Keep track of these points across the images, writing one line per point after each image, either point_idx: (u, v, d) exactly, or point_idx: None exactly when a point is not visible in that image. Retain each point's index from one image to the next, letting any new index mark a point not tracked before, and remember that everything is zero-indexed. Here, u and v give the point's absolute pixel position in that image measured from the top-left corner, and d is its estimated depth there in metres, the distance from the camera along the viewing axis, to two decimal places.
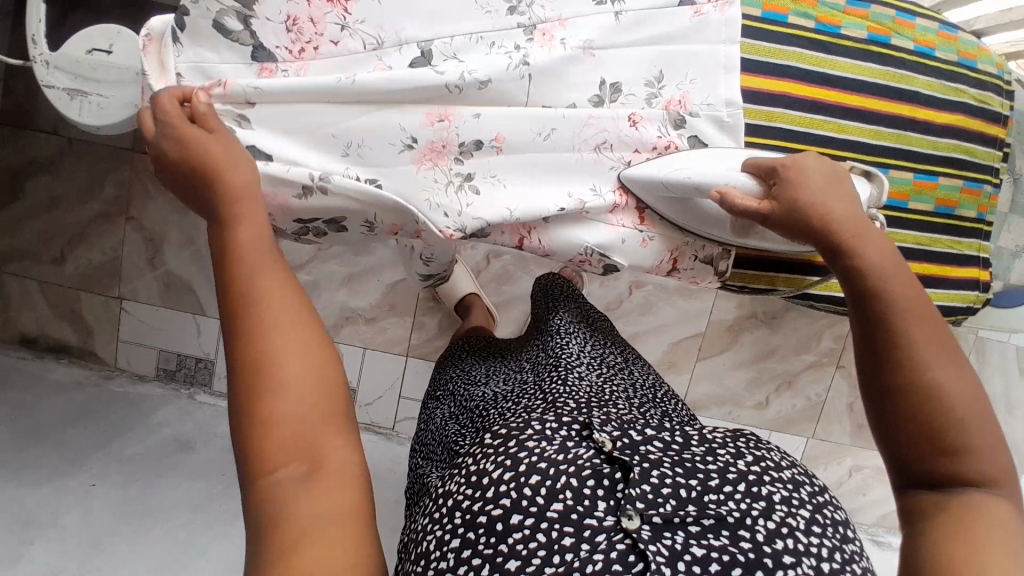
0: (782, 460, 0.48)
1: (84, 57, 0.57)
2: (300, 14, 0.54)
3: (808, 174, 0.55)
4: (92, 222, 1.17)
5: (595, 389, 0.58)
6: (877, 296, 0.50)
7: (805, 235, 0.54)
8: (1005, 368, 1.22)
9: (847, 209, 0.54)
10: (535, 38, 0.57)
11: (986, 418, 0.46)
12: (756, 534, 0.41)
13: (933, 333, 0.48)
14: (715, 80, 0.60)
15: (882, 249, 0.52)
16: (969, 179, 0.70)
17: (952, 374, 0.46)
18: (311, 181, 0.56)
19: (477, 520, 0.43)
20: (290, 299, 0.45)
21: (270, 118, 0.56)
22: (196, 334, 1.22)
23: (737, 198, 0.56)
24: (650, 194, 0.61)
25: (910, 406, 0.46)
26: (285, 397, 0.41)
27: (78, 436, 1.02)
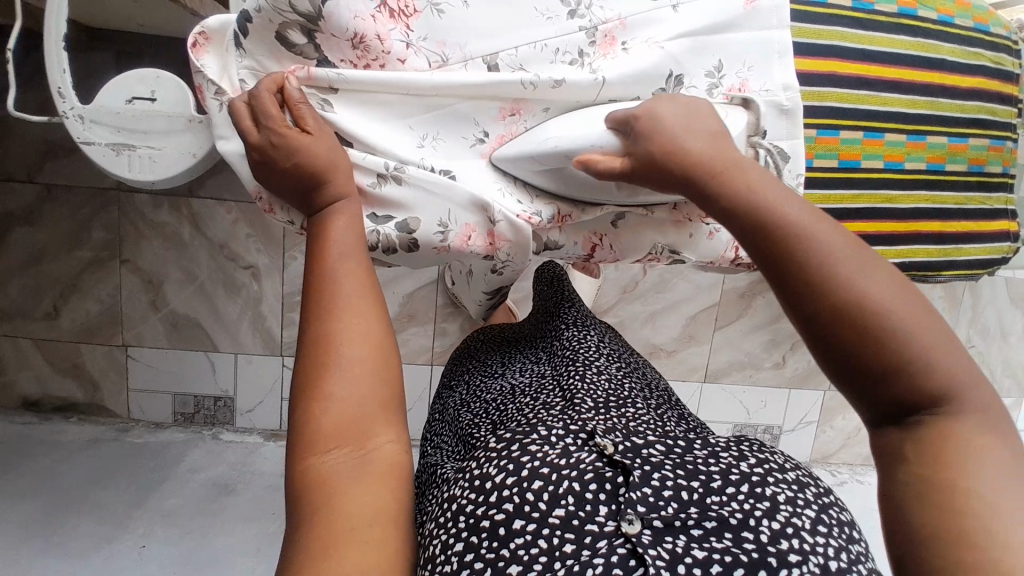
0: (785, 463, 0.45)
1: (124, 107, 0.54)
2: (367, 31, 0.50)
3: (662, 117, 0.50)
4: (82, 271, 1.11)
5: (611, 388, 0.58)
6: (769, 229, 0.42)
7: (675, 178, 0.48)
8: (997, 300, 1.32)
9: (705, 146, 0.48)
10: (597, 42, 0.57)
11: (937, 330, 0.38)
12: (760, 535, 0.39)
13: (848, 244, 0.41)
14: (771, 64, 0.60)
15: (756, 176, 0.45)
16: (993, 137, 0.73)
17: (883, 281, 0.39)
18: (386, 171, 0.52)
19: (481, 524, 0.41)
20: (375, 312, 0.47)
21: (358, 104, 0.53)
22: (211, 371, 1.16)
23: (597, 163, 0.51)
24: (524, 172, 0.56)
25: (845, 327, 0.38)
26: (340, 383, 0.44)
27: (113, 498, 0.99)
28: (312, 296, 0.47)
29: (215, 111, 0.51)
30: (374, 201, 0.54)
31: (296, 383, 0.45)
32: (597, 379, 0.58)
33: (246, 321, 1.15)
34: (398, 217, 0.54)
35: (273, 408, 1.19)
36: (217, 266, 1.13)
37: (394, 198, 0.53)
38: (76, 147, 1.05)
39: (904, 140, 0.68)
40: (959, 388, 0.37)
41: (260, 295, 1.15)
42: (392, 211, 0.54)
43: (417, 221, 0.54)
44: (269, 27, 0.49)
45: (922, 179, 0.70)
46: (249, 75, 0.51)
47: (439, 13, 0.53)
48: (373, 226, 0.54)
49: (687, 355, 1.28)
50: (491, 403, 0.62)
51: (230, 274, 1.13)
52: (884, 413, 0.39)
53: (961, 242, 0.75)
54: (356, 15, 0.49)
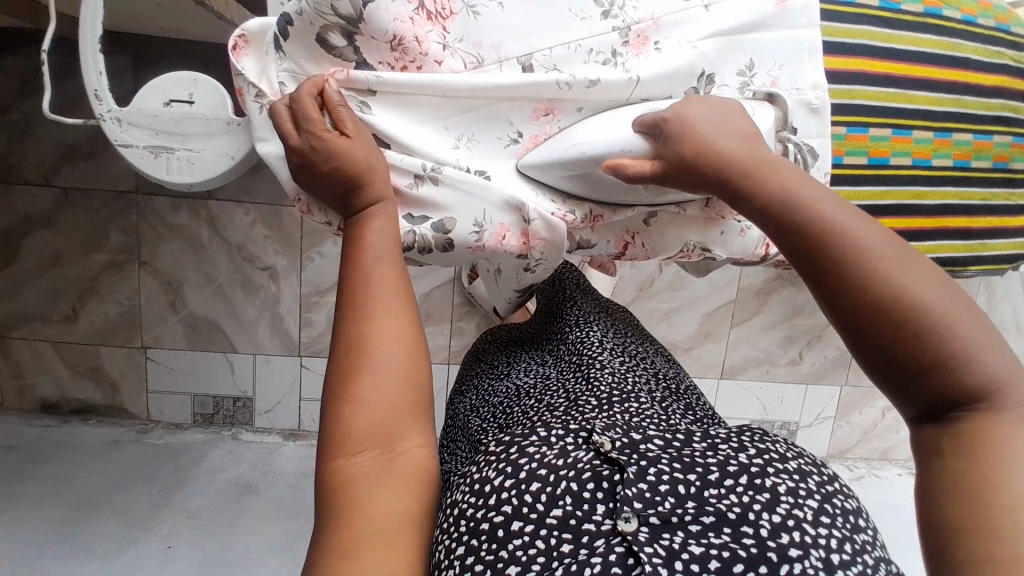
0: (787, 452, 0.45)
1: (163, 110, 0.54)
2: (405, 34, 0.50)
3: (692, 119, 0.50)
4: (101, 273, 1.11)
5: (615, 382, 0.58)
6: (803, 226, 0.42)
7: (708, 179, 0.48)
8: (1012, 294, 1.32)
9: (738, 146, 0.48)
10: (629, 42, 0.57)
11: (977, 325, 0.38)
12: (760, 529, 0.39)
13: (886, 240, 0.40)
14: (801, 62, 0.61)
15: (790, 173, 0.45)
16: (1018, 133, 0.73)
17: (921, 277, 0.39)
18: (424, 171, 0.53)
19: (481, 526, 0.41)
20: (399, 311, 0.47)
21: (394, 106, 0.53)
22: (230, 372, 1.16)
23: (627, 166, 0.51)
24: (553, 178, 0.56)
25: (881, 321, 0.38)
26: (376, 382, 0.45)
27: (136, 500, 1.00)
28: (352, 296, 0.47)
29: (255, 113, 0.52)
30: (411, 201, 0.54)
31: (328, 385, 0.46)
32: (600, 376, 0.59)
33: (264, 321, 1.15)
34: (435, 218, 0.54)
35: (291, 408, 1.19)
36: (234, 267, 1.13)
37: (432, 199, 0.54)
38: (94, 150, 1.05)
39: (931, 138, 0.68)
40: (1001, 382, 0.37)
41: (278, 295, 1.15)
42: (428, 211, 0.54)
43: (452, 220, 0.54)
44: (309, 28, 0.49)
45: (947, 175, 0.70)
46: (288, 78, 0.51)
47: (475, 15, 0.53)
48: (409, 226, 0.54)
49: (703, 352, 1.28)
50: (498, 407, 0.63)
51: (248, 275, 1.13)
52: (922, 409, 0.38)
53: (988, 237, 0.75)
54: (395, 17, 0.49)
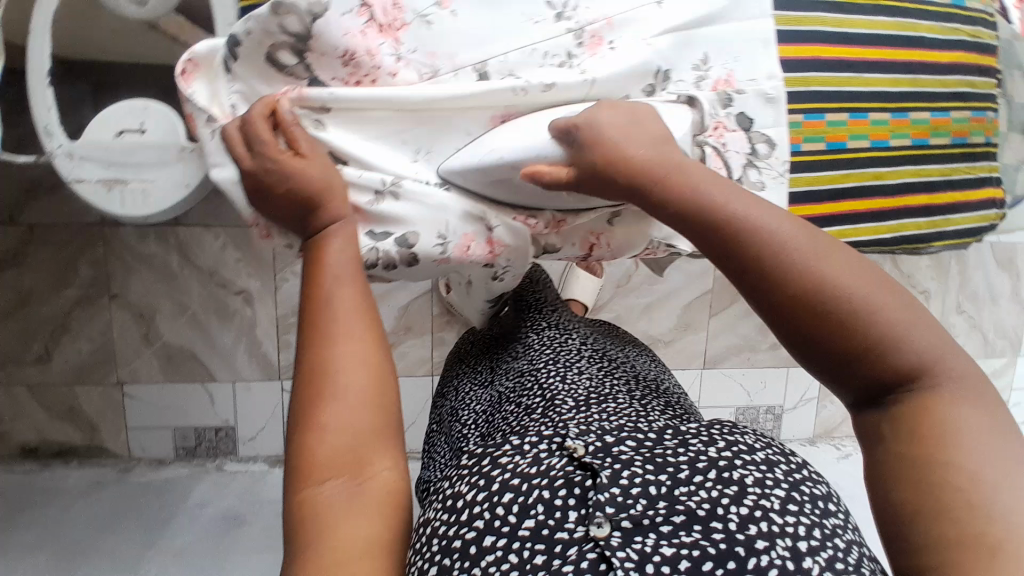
0: (756, 443, 0.46)
1: (114, 141, 0.53)
2: (357, 48, 0.50)
3: (604, 125, 0.49)
4: (72, 311, 1.08)
5: (592, 387, 0.58)
6: (722, 226, 0.42)
7: (623, 187, 0.48)
8: (982, 264, 1.35)
9: (651, 149, 0.48)
10: (584, 43, 0.57)
11: (900, 305, 0.39)
12: (729, 524, 0.38)
13: (803, 230, 0.41)
14: (756, 54, 0.61)
15: (705, 175, 0.45)
16: (975, 108, 0.74)
17: (840, 264, 0.40)
18: (384, 186, 0.52)
19: (453, 545, 0.41)
20: (359, 329, 0.47)
21: (349, 122, 0.52)
22: (210, 402, 1.14)
23: (544, 173, 0.50)
24: (473, 186, 0.55)
25: (811, 315, 0.39)
26: (337, 405, 0.44)
27: (124, 542, 0.97)
28: (309, 320, 0.47)
29: (208, 138, 0.51)
30: (371, 217, 0.53)
31: (291, 415, 0.45)
32: (576, 381, 0.59)
33: (242, 347, 1.13)
34: (397, 232, 0.53)
35: (277, 433, 1.17)
36: (208, 295, 1.11)
37: (394, 213, 0.53)
38: (57, 184, 1.03)
39: (888, 118, 0.69)
40: (932, 361, 0.38)
41: (254, 319, 1.13)
42: (389, 226, 0.53)
43: (416, 234, 0.54)
44: (259, 49, 0.48)
45: (906, 153, 0.71)
46: (240, 100, 0.50)
47: (428, 24, 0.53)
48: (371, 243, 0.53)
49: (685, 344, 1.29)
50: (481, 417, 0.63)
51: (223, 300, 1.12)
52: (861, 395, 0.40)
53: (949, 211, 0.75)
54: (346, 31, 0.49)
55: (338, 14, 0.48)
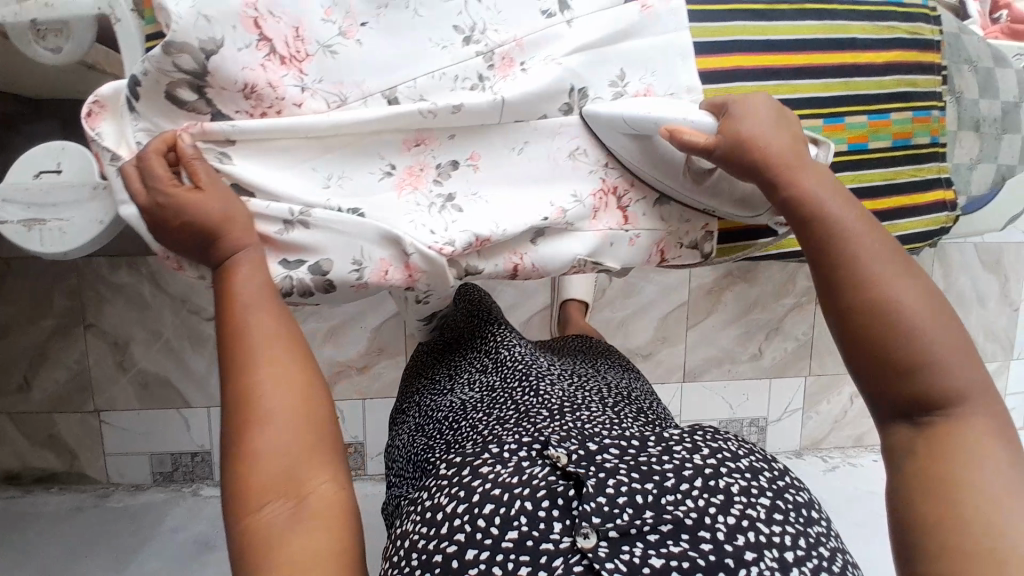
0: (739, 451, 0.48)
1: (33, 181, 0.55)
2: (257, 81, 0.51)
3: (756, 112, 0.56)
4: (49, 340, 1.10)
5: (566, 394, 0.58)
6: (824, 225, 0.51)
7: (749, 165, 0.54)
8: (967, 266, 1.33)
9: (783, 144, 0.54)
10: (495, 65, 0.57)
11: (951, 334, 0.46)
12: (716, 533, 0.40)
13: (889, 253, 0.49)
14: (674, 66, 0.61)
15: (824, 180, 0.53)
16: (917, 108, 0.71)
17: (911, 294, 0.47)
18: (292, 215, 0.53)
19: (433, 560, 0.41)
20: (277, 347, 0.47)
21: (254, 154, 0.53)
22: (185, 428, 1.15)
23: (686, 135, 0.55)
24: (611, 134, 0.59)
25: (866, 316, 0.47)
26: (264, 434, 0.44)
27: (98, 566, 0.99)
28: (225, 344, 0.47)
29: (113, 176, 0.52)
30: (283, 247, 0.54)
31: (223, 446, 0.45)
32: (552, 388, 0.59)
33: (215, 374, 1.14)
34: (310, 260, 0.54)
35: None
36: (180, 322, 1.13)
37: (303, 241, 0.54)
38: None
39: (820, 125, 0.67)
40: (967, 391, 0.45)
41: None
42: (302, 254, 0.54)
43: (329, 261, 0.54)
44: (157, 87, 0.49)
45: (843, 159, 0.69)
46: (144, 136, 0.51)
47: (332, 54, 0.53)
48: (285, 271, 0.55)
49: (664, 356, 1.28)
50: (444, 422, 0.62)
51: (196, 327, 1.13)
52: (903, 407, 0.46)
53: (895, 217, 0.71)
54: (244, 66, 0.50)
55: (235, 49, 0.49)
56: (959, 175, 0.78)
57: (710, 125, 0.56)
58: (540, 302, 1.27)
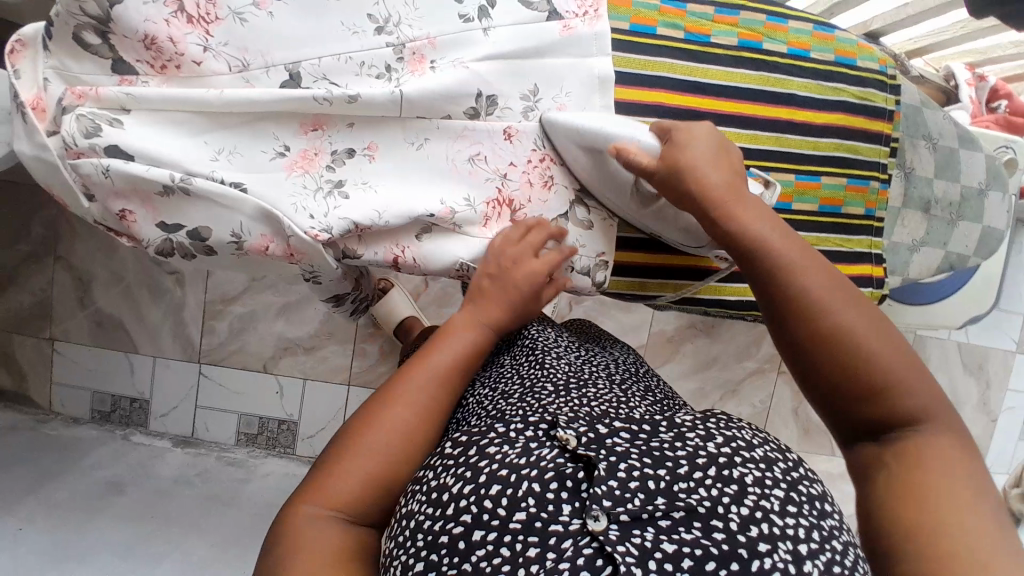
0: (753, 439, 0.45)
1: None
2: (158, 34, 0.53)
3: (694, 140, 0.55)
4: (20, 265, 1.16)
5: (572, 369, 0.56)
6: (766, 250, 0.49)
7: (683, 192, 0.54)
8: (948, 364, 1.30)
9: (721, 176, 0.54)
10: (405, 59, 0.58)
11: (906, 361, 0.46)
12: (730, 523, 0.38)
13: (829, 279, 0.48)
14: (589, 91, 0.61)
15: (759, 211, 0.52)
16: (854, 176, 0.69)
17: (857, 315, 0.46)
18: (172, 181, 0.52)
19: (439, 541, 0.39)
20: (428, 395, 0.50)
21: (149, 124, 0.54)
22: (129, 372, 1.21)
23: (632, 154, 0.55)
24: (568, 144, 0.59)
25: (819, 341, 0.46)
26: (368, 457, 0.46)
27: (6, 484, 0.94)
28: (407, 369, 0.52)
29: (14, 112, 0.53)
30: (162, 209, 0.55)
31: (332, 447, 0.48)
32: (559, 362, 0.57)
33: (167, 326, 1.20)
34: (189, 226, 0.55)
35: (187, 414, 1.22)
36: (144, 271, 1.18)
37: (183, 205, 0.54)
38: None
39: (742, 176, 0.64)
40: (931, 410, 0.45)
41: (182, 301, 1.20)
42: (181, 219, 0.55)
43: (208, 229, 0.55)
44: (65, 29, 0.52)
45: None
46: (53, 75, 0.53)
47: (242, 22, 0.54)
48: (163, 233, 0.56)
49: None
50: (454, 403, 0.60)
51: (157, 279, 1.19)
52: (863, 428, 0.46)
53: None
54: (147, 18, 0.52)
55: (140, 3, 0.51)
56: (897, 255, 0.75)
57: (654, 150, 0.57)
58: None
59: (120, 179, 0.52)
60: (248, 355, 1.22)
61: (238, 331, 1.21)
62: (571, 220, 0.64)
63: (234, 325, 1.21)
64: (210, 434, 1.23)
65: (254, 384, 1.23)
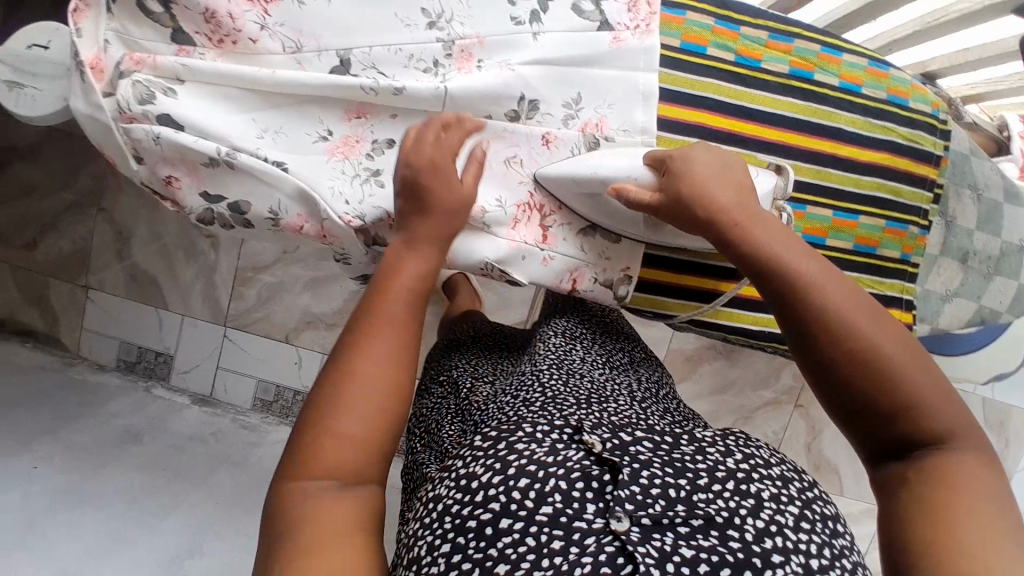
0: (772, 458, 0.48)
1: (23, 52, 0.59)
2: (219, 9, 0.54)
3: (694, 162, 0.54)
4: (64, 212, 1.20)
5: (595, 387, 0.58)
6: (781, 271, 0.48)
7: (699, 220, 0.53)
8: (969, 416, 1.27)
9: (733, 195, 0.53)
10: (453, 56, 0.59)
11: (938, 386, 0.45)
12: (745, 534, 0.40)
13: (852, 294, 0.47)
14: (633, 106, 0.61)
15: (775, 230, 0.51)
16: (893, 219, 0.68)
17: (883, 333, 0.45)
18: (217, 155, 0.54)
19: (466, 524, 0.40)
20: (402, 344, 0.44)
21: (203, 97, 0.55)
22: (157, 327, 1.24)
23: (632, 193, 0.56)
24: (564, 193, 0.61)
25: (846, 362, 0.45)
26: (347, 415, 0.41)
27: (28, 421, 0.98)
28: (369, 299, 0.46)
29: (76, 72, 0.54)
30: (207, 180, 0.56)
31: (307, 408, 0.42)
32: (583, 381, 0.59)
33: (198, 287, 1.24)
34: (230, 198, 0.57)
35: (208, 373, 1.26)
36: (182, 232, 1.22)
37: (227, 178, 0.56)
38: None
39: None
40: (959, 429, 0.44)
41: (215, 265, 1.23)
42: (223, 191, 0.57)
43: (248, 203, 0.57)
44: None
45: None
46: (114, 37, 0.55)
47: (300, 4, 0.55)
48: (204, 203, 0.57)
49: None
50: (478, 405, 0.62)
51: (193, 240, 1.22)
52: (886, 449, 0.45)
53: None
54: None
55: None
56: (928, 303, 0.74)
57: (651, 183, 0.57)
58: (516, 316, 1.27)
59: (169, 146, 0.54)
60: (271, 325, 1.25)
61: (265, 300, 1.24)
62: (599, 234, 0.64)
63: (261, 294, 1.24)
64: (228, 397, 1.27)
65: (275, 353, 1.26)
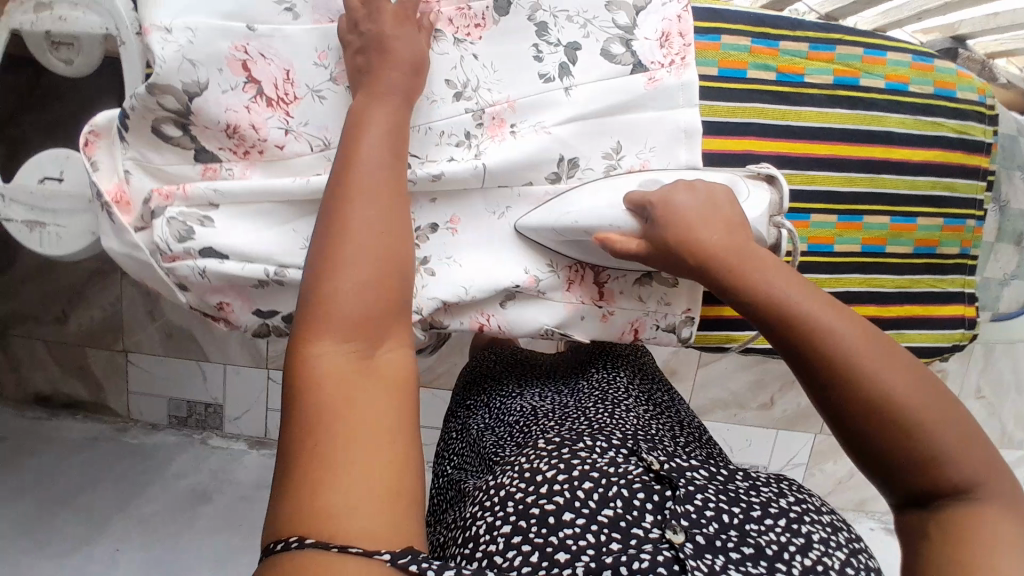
0: (822, 507, 0.45)
1: (35, 187, 0.57)
2: (240, 122, 0.52)
3: (679, 209, 0.49)
4: (86, 283, 1.18)
5: (640, 422, 0.57)
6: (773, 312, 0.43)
7: (687, 267, 0.48)
8: None
9: (721, 240, 0.47)
10: (485, 124, 0.56)
11: (959, 425, 0.39)
12: (793, 568, 0.38)
13: (855, 328, 0.41)
14: (675, 147, 0.58)
15: (773, 269, 0.45)
16: (951, 215, 0.65)
17: (897, 377, 0.40)
18: (267, 276, 0.53)
19: (530, 511, 0.40)
20: (382, 202, 0.43)
21: (238, 216, 0.53)
22: (202, 380, 1.25)
23: (615, 242, 0.52)
24: (552, 241, 0.57)
25: (854, 408, 0.40)
26: (347, 271, 0.40)
27: (102, 498, 1.05)
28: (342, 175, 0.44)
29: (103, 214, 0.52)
30: (258, 298, 0.55)
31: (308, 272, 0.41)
32: (628, 414, 0.57)
33: (234, 338, 1.22)
34: (284, 311, 0.56)
35: (258, 416, 1.26)
36: None
37: (280, 294, 0.55)
38: None
39: (834, 222, 0.62)
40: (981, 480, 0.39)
41: None
42: (276, 305, 0.55)
43: None
44: (143, 122, 0.51)
45: (856, 260, 0.63)
46: (133, 166, 0.53)
47: (321, 100, 0.53)
48: (259, 319, 0.56)
49: None
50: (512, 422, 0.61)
51: None
52: (907, 498, 0.40)
53: (902, 327, 0.66)
54: (228, 108, 0.51)
55: (219, 92, 0.51)
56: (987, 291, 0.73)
57: (637, 228, 0.52)
58: None
59: (217, 277, 0.52)
60: None
61: None
62: (655, 280, 0.61)
63: None
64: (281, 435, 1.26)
65: None
